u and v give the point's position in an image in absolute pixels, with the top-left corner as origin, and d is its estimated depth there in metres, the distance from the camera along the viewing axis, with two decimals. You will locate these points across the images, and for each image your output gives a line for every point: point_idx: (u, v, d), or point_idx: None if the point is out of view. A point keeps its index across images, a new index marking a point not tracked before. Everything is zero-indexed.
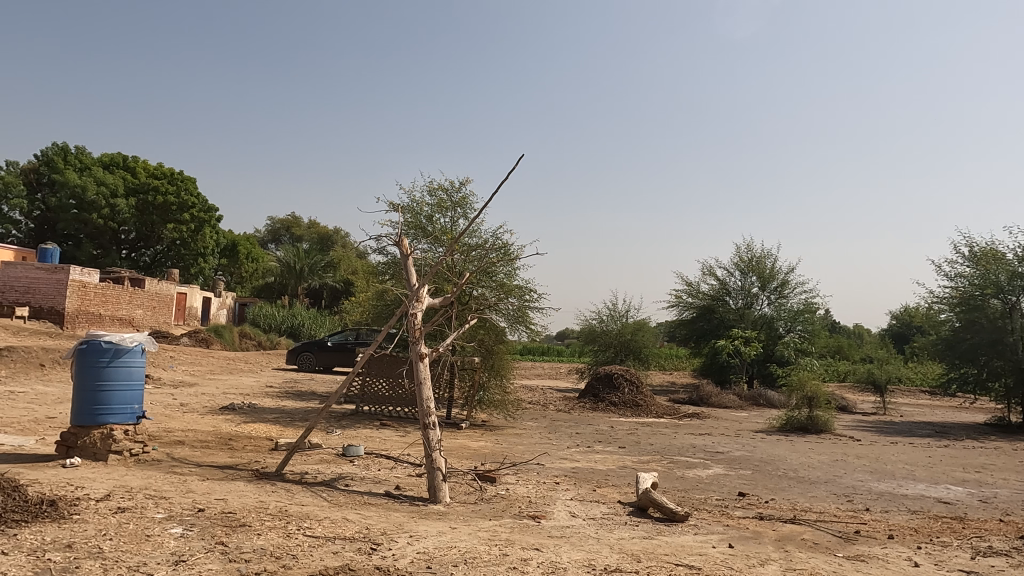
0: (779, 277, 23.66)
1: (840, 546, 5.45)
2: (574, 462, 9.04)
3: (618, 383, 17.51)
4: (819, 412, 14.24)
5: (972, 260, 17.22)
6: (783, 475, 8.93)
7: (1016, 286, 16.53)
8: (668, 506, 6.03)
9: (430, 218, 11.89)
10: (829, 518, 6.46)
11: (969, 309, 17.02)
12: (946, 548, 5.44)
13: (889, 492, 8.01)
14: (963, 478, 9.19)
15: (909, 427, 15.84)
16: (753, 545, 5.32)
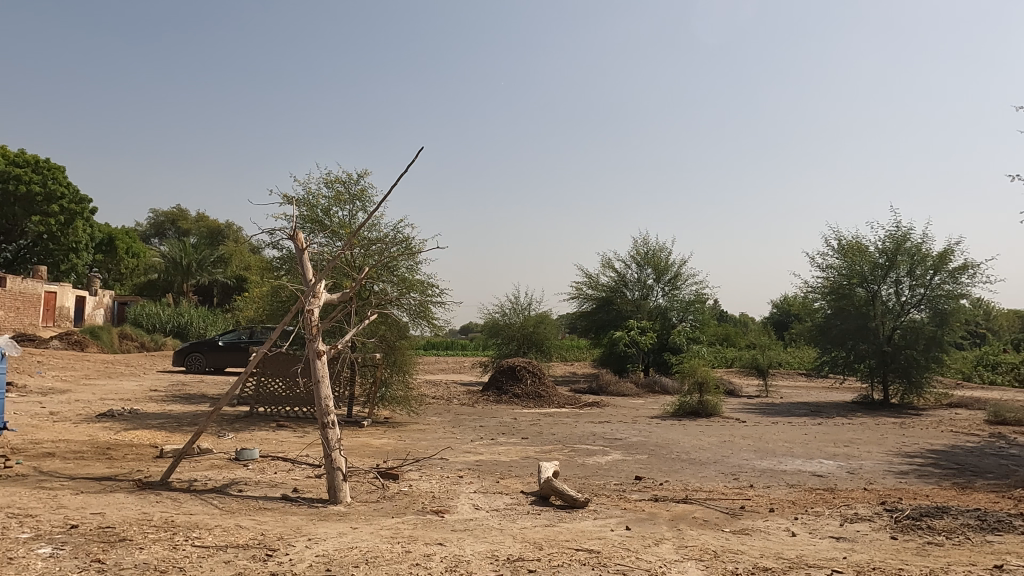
0: (672, 269, 24.77)
1: (728, 522, 5.80)
2: (478, 455, 9.08)
3: (521, 375, 17.72)
4: (708, 397, 15.07)
5: (840, 253, 18.69)
6: (676, 457, 9.38)
7: (877, 276, 18.14)
8: (569, 493, 6.19)
9: (328, 211, 11.54)
10: (717, 496, 6.86)
11: (838, 297, 18.56)
12: (819, 517, 5.91)
13: (770, 468, 8.60)
14: (834, 452, 10.01)
15: (788, 408, 17.08)
16: (648, 526, 5.56)
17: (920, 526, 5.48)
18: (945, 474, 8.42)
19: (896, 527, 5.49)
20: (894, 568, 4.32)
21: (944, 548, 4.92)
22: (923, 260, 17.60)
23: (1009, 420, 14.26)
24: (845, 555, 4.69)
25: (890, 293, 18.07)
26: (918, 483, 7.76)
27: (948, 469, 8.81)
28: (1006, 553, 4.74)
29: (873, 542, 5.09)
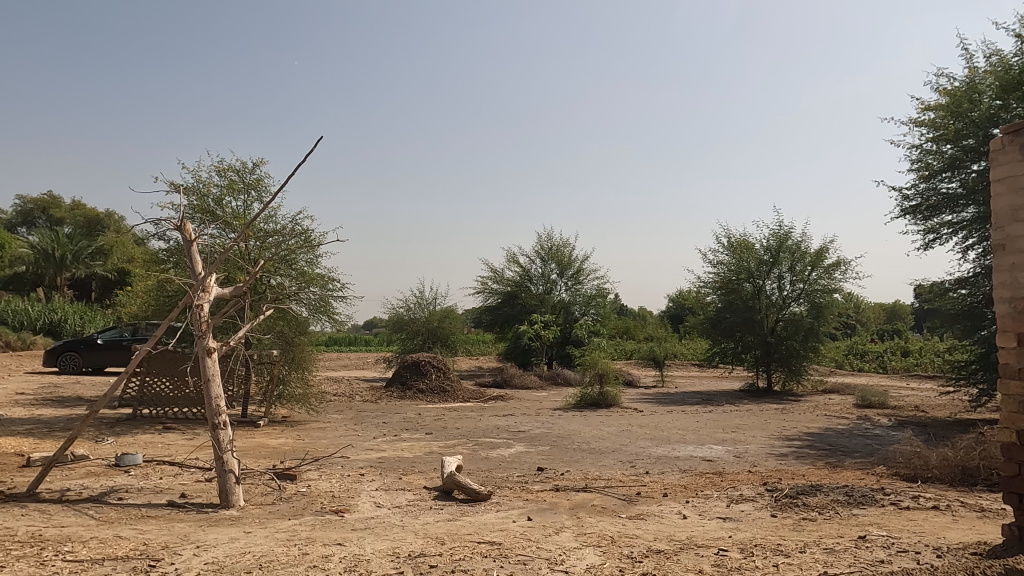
0: (575, 265, 25.34)
1: (625, 508, 6.02)
2: (380, 452, 8.94)
3: (425, 370, 17.59)
4: (608, 388, 15.58)
5: (730, 250, 19.79)
6: (577, 448, 9.63)
7: (762, 271, 19.35)
8: (472, 487, 6.21)
9: (220, 201, 10.95)
10: (615, 484, 7.11)
11: (728, 291, 19.68)
12: (708, 500, 6.25)
13: (665, 455, 9.00)
14: (722, 438, 10.62)
15: (682, 397, 17.93)
16: (549, 515, 5.68)
17: (796, 503, 5.91)
18: (819, 455, 9.12)
19: (777, 506, 5.88)
20: (774, 543, 4.63)
21: (817, 522, 5.33)
22: (802, 258, 18.97)
23: (874, 404, 15.66)
24: (731, 534, 4.98)
25: (773, 288, 19.34)
26: (796, 464, 8.36)
27: (822, 450, 9.56)
28: (869, 524, 5.20)
29: (755, 520, 5.44)
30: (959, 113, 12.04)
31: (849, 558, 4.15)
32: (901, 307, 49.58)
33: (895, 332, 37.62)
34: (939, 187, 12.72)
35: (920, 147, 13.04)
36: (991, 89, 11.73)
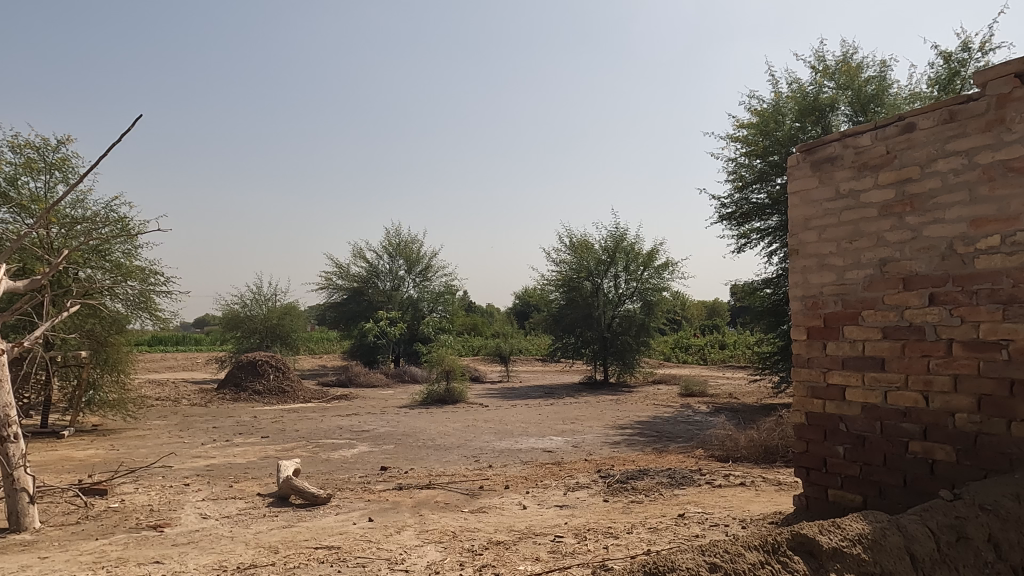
0: (423, 261, 25.22)
1: (467, 502, 6.09)
2: (209, 459, 8.31)
3: (262, 370, 16.63)
4: (454, 384, 15.73)
5: (571, 249, 20.72)
6: (422, 445, 9.60)
7: (601, 270, 20.49)
8: (310, 491, 5.97)
9: (14, 182, 9.57)
10: (458, 479, 7.16)
11: (569, 289, 20.61)
12: (547, 489, 6.50)
13: (508, 448, 9.24)
14: (562, 430, 11.11)
15: (526, 391, 18.53)
16: (391, 515, 5.60)
17: (626, 487, 6.33)
18: (647, 441, 9.83)
19: (608, 491, 6.25)
20: (605, 527, 4.91)
21: (643, 504, 5.73)
22: (635, 258, 20.37)
23: (696, 393, 17.20)
24: (566, 521, 5.21)
25: (610, 286, 20.54)
26: (626, 451, 8.96)
27: (650, 437, 10.31)
28: (687, 502, 5.68)
29: (589, 506, 5.74)
30: (766, 132, 13.53)
31: (669, 535, 4.50)
32: (719, 304, 54.96)
33: (714, 327, 41.65)
34: (750, 197, 14.19)
35: (734, 160, 14.48)
36: (791, 112, 13.31)
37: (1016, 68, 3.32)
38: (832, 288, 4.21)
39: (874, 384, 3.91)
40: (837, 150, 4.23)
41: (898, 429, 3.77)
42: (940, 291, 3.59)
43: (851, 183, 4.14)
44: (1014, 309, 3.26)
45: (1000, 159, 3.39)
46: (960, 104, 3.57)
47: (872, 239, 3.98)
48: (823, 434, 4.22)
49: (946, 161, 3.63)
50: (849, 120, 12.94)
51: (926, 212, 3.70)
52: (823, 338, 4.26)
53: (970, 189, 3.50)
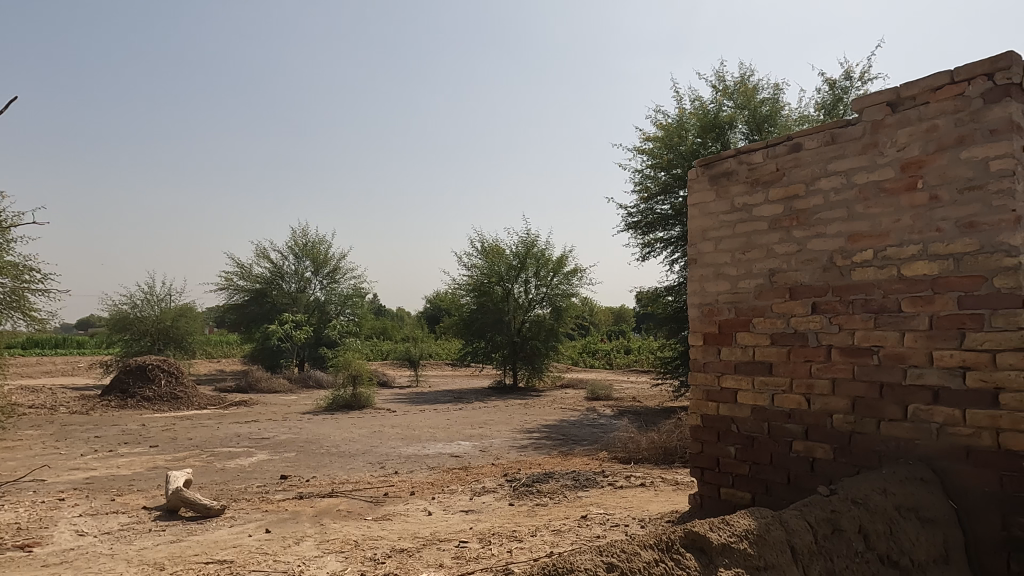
0: (331, 263, 24.55)
1: (371, 510, 5.96)
2: (89, 472, 7.70)
3: (153, 375, 15.63)
4: (361, 389, 15.39)
5: (482, 254, 20.78)
6: (325, 452, 9.32)
7: (511, 275, 20.68)
8: (202, 503, 5.66)
9: None
10: (362, 486, 7.00)
11: (480, 293, 20.66)
12: (453, 494, 6.47)
13: (414, 454, 9.13)
14: (470, 434, 11.10)
15: (435, 396, 18.39)
16: (290, 526, 5.39)
17: (531, 490, 6.40)
18: (553, 445, 9.99)
19: (514, 495, 6.30)
20: (509, 530, 4.94)
21: (548, 507, 5.81)
22: (546, 264, 20.72)
23: (601, 396, 17.67)
24: (471, 526, 5.20)
25: (521, 291, 20.77)
26: (533, 455, 9.07)
27: (556, 440, 10.49)
28: (590, 504, 5.81)
29: (494, 510, 5.76)
30: (670, 146, 14.12)
31: (571, 537, 4.58)
32: (625, 310, 56.79)
33: (620, 333, 42.99)
34: (655, 208, 14.75)
35: (640, 171, 15.01)
36: (693, 128, 13.96)
37: (888, 97, 3.63)
38: (726, 297, 4.44)
39: (763, 387, 4.15)
40: (732, 166, 4.47)
41: (783, 430, 4.01)
42: (822, 300, 3.86)
43: (745, 197, 4.39)
44: (884, 317, 3.55)
45: (874, 179, 3.68)
46: (841, 127, 3.85)
47: (763, 250, 4.23)
48: (717, 436, 4.43)
49: (828, 180, 3.90)
50: (746, 138, 13.73)
51: (810, 226, 3.97)
52: (718, 344, 4.47)
53: (848, 207, 3.79)
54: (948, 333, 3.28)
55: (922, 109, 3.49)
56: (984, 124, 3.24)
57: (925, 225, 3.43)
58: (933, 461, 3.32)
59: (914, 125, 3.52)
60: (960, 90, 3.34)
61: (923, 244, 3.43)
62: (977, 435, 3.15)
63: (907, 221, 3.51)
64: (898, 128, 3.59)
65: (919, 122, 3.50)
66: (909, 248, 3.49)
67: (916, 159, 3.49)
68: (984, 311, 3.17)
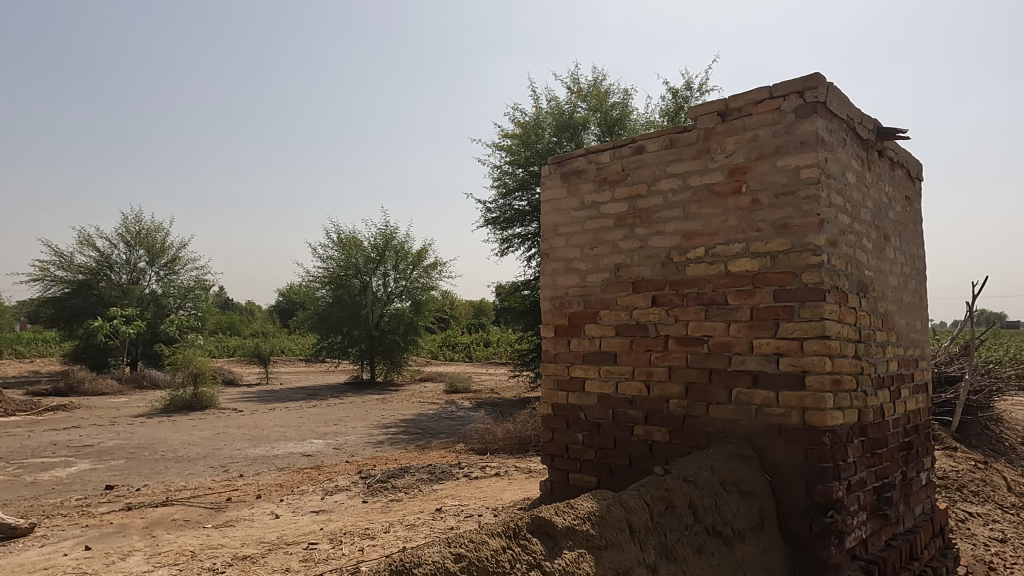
0: (169, 253, 22.58)
1: (211, 517, 5.57)
2: None
3: None
4: (203, 388, 14.33)
5: (339, 245, 20.10)
6: (160, 457, 8.57)
7: (369, 268, 20.22)
8: (4, 522, 4.98)
9: None
10: (202, 492, 6.52)
11: (336, 286, 19.99)
12: (303, 495, 6.21)
13: (262, 455, 8.65)
14: (324, 432, 10.72)
15: (286, 393, 17.54)
16: (115, 540, 4.90)
17: (386, 487, 6.30)
18: (410, 439, 9.91)
19: (368, 492, 6.16)
20: (361, 528, 4.83)
21: (402, 502, 5.75)
22: (405, 257, 20.52)
23: (460, 389, 17.80)
24: (322, 527, 5.02)
25: (379, 284, 20.37)
26: (389, 450, 8.93)
27: (413, 435, 10.42)
28: (445, 497, 5.83)
29: (346, 509, 5.60)
30: (527, 143, 14.48)
31: (425, 531, 4.56)
32: (485, 303, 57.63)
33: (480, 326, 43.60)
34: (513, 204, 15.07)
35: (499, 167, 15.25)
36: (550, 127, 14.41)
37: (718, 107, 3.95)
38: (576, 290, 4.62)
39: (608, 376, 4.37)
40: (582, 165, 4.66)
41: (625, 415, 4.26)
42: (660, 293, 4.14)
43: (593, 195, 4.59)
44: (713, 310, 3.87)
45: (706, 182, 3.99)
46: (678, 133, 4.14)
47: (609, 246, 4.45)
48: (566, 424, 4.61)
49: (667, 182, 4.18)
50: (598, 139, 14.43)
51: (651, 224, 4.24)
52: (568, 335, 4.65)
53: (684, 207, 4.09)
54: (765, 324, 3.65)
55: (746, 120, 3.83)
56: (796, 137, 3.63)
57: (747, 226, 3.78)
58: (752, 439, 3.68)
59: (739, 135, 3.86)
60: (776, 105, 3.71)
61: (746, 242, 3.78)
62: (787, 414, 3.53)
63: (733, 222, 3.84)
64: (726, 136, 3.92)
65: (744, 132, 3.84)
66: (734, 246, 3.83)
67: (741, 165, 3.84)
68: (794, 303, 3.56)
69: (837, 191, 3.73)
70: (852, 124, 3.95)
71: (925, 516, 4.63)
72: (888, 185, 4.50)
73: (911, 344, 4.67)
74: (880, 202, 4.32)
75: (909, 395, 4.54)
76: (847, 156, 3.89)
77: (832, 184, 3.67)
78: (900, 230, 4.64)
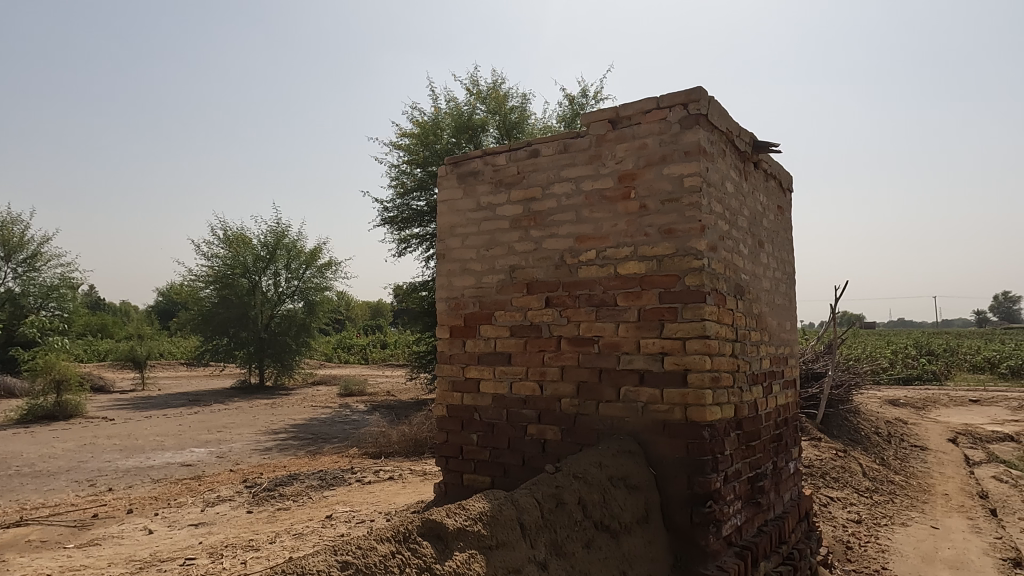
0: (28, 248, 20.52)
1: (73, 536, 5.10)
2: None
3: None
4: (67, 396, 13.14)
5: (225, 243, 19.06)
6: (14, 473, 7.76)
7: (258, 267, 19.31)
8: None
9: None
10: (64, 509, 5.97)
11: (221, 286, 18.91)
12: (180, 508, 5.83)
13: (135, 466, 8.04)
14: (206, 440, 10.12)
15: (165, 399, 16.41)
16: None
17: (273, 495, 6.03)
18: (301, 445, 9.56)
19: (253, 502, 5.87)
20: (244, 540, 4.59)
21: (290, 511, 5.52)
22: (297, 256, 19.78)
23: (354, 392, 17.38)
24: (201, 540, 4.73)
25: (269, 284, 19.50)
26: (277, 457, 8.57)
27: (303, 440, 10.05)
28: (336, 503, 5.66)
29: (229, 520, 5.32)
30: (426, 143, 14.35)
31: (313, 539, 4.41)
32: (382, 304, 56.63)
33: (377, 327, 42.76)
34: (410, 204, 14.89)
35: (397, 167, 15.03)
36: (448, 128, 14.36)
37: (609, 115, 4.08)
38: (471, 292, 4.63)
39: (502, 376, 4.40)
40: (478, 166, 4.67)
41: (519, 415, 4.30)
42: (554, 294, 4.22)
43: (489, 197, 4.61)
44: (604, 311, 4.00)
45: (597, 187, 4.12)
46: (572, 139, 4.24)
47: (505, 248, 4.49)
48: (461, 425, 4.60)
49: (560, 186, 4.27)
50: (496, 142, 14.53)
51: (545, 227, 4.31)
52: (463, 336, 4.65)
53: (577, 211, 4.19)
54: (651, 324, 3.80)
55: (635, 129, 3.98)
56: (680, 146, 3.81)
57: (636, 231, 3.93)
58: (638, 435, 3.83)
59: (629, 142, 4.01)
60: (663, 116, 3.88)
61: (634, 246, 3.93)
62: (671, 410, 3.70)
63: (623, 226, 3.98)
64: (617, 143, 4.06)
65: (633, 139, 3.99)
66: (623, 250, 3.96)
67: (630, 172, 3.98)
68: (677, 305, 3.73)
69: (717, 199, 3.95)
70: (731, 137, 4.20)
71: (793, 502, 5.00)
72: (763, 195, 4.82)
73: (782, 343, 5.03)
74: (755, 210, 4.62)
75: (780, 390, 4.89)
76: (726, 167, 4.13)
77: (713, 192, 3.89)
78: (772, 236, 4.99)
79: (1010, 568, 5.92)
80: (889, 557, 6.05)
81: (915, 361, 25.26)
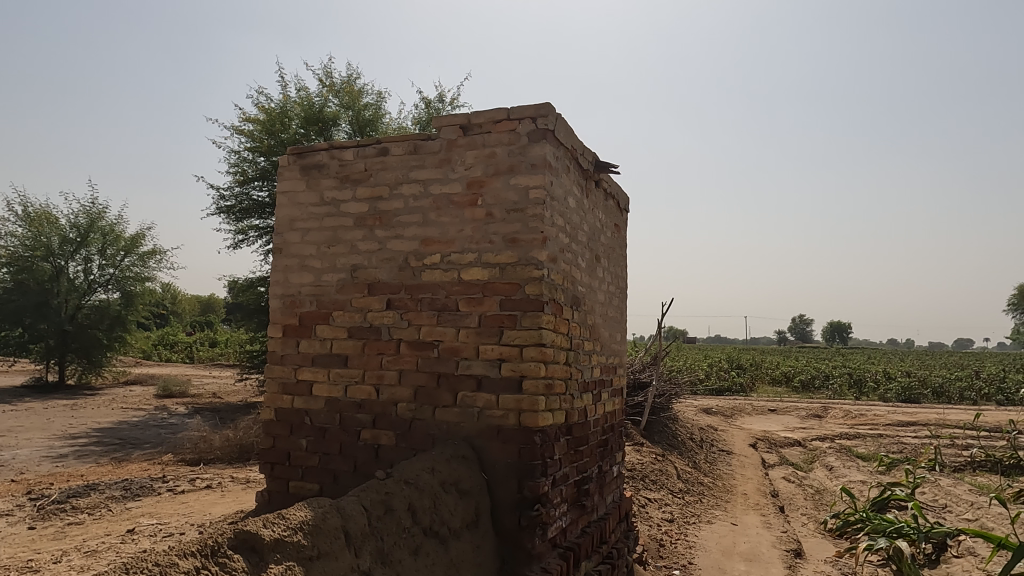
0: None
1: None
2: None
3: None
4: None
5: (24, 220, 16.67)
6: None
7: (65, 251, 17.09)
8: None
9: None
10: None
11: (17, 270, 16.51)
12: None
13: None
14: None
15: None
16: None
17: (63, 508, 5.32)
18: (104, 451, 8.56)
19: (36, 517, 5.13)
20: (21, 561, 3.99)
21: (82, 526, 4.90)
22: (115, 241, 17.75)
23: (175, 393, 15.97)
24: None
25: (77, 270, 17.31)
26: (72, 465, 7.59)
27: (108, 445, 9.02)
28: (140, 516, 5.12)
29: (3, 539, 4.61)
30: (271, 131, 13.57)
31: (108, 557, 3.94)
32: (215, 300, 52.73)
33: (207, 323, 39.60)
34: (250, 193, 14.00)
35: (238, 152, 14.05)
36: (297, 117, 13.69)
37: (461, 120, 4.09)
38: (309, 289, 4.42)
39: (337, 379, 4.24)
40: (324, 159, 4.49)
41: (353, 420, 4.16)
42: (395, 297, 4.14)
43: (334, 192, 4.44)
44: (445, 316, 3.98)
45: (445, 192, 4.11)
46: (422, 140, 4.20)
47: (347, 246, 4.34)
48: (289, 429, 4.36)
49: (408, 186, 4.21)
50: (348, 137, 14.11)
51: (390, 227, 4.23)
52: (298, 336, 4.41)
53: (424, 213, 4.15)
54: (491, 331, 3.86)
55: (485, 137, 4.02)
56: (527, 158, 3.90)
57: (481, 237, 3.97)
58: (473, 440, 3.85)
59: (479, 149, 4.04)
60: (512, 126, 3.95)
61: (478, 253, 3.96)
62: (505, 415, 3.76)
63: (468, 231, 4.00)
64: (467, 149, 4.08)
65: (483, 147, 4.03)
66: (467, 256, 3.98)
67: (478, 179, 4.02)
68: (517, 313, 3.81)
69: (559, 213, 4.09)
70: (575, 154, 4.38)
71: (614, 504, 5.27)
72: (602, 213, 5.08)
73: (612, 353, 5.32)
74: (594, 227, 4.86)
75: (608, 398, 5.16)
76: (569, 182, 4.29)
77: (555, 206, 4.03)
78: (609, 253, 5.28)
79: (792, 558, 6.72)
80: (694, 552, 6.61)
81: (727, 373, 28.03)
